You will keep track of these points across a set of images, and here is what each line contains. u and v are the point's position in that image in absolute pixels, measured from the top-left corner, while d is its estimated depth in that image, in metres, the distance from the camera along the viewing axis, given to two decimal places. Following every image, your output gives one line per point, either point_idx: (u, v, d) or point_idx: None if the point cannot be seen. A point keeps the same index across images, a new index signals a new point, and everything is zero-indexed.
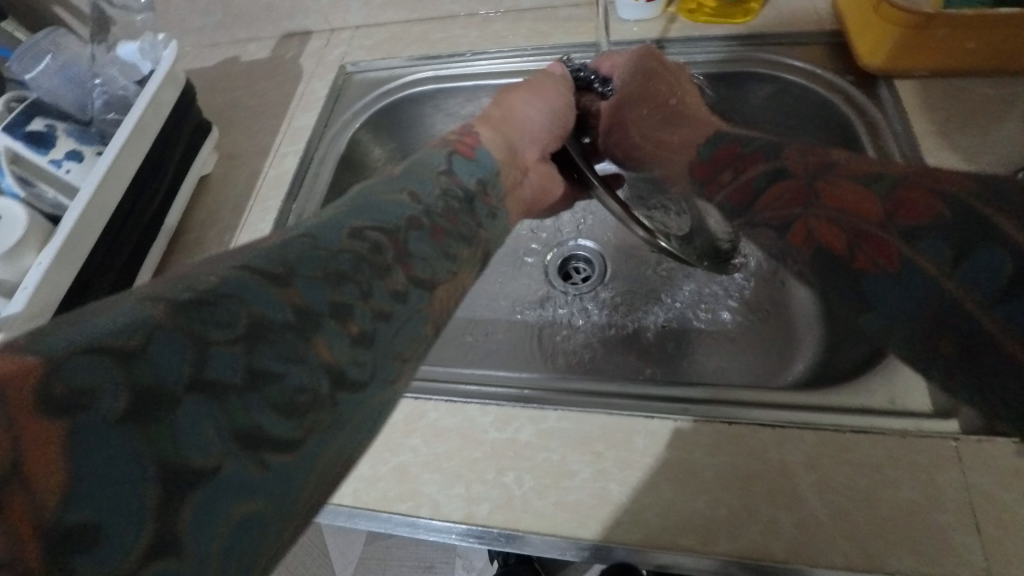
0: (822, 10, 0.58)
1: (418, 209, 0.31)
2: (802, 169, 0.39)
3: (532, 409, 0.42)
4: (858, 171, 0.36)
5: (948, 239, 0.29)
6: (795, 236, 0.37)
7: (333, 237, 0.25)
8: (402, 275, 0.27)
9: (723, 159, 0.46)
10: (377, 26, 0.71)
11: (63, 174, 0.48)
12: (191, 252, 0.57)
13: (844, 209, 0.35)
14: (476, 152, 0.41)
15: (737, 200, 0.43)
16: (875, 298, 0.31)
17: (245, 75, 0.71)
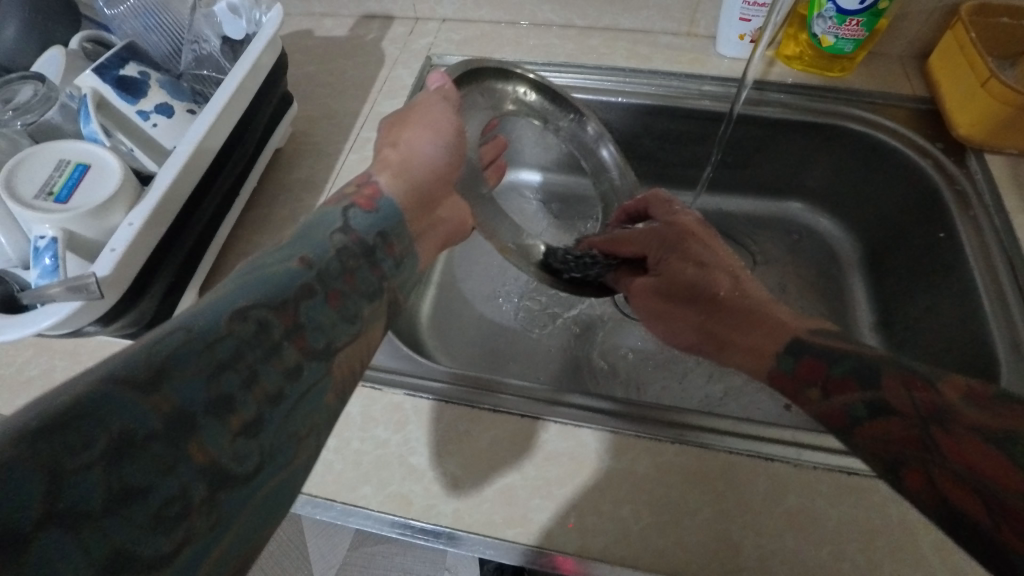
0: (915, 77, 0.61)
1: (311, 274, 0.30)
2: (911, 405, 0.32)
3: (649, 440, 0.40)
4: (981, 422, 0.30)
5: (1005, 444, 0.28)
6: (862, 436, 0.33)
7: (210, 322, 0.24)
8: (292, 352, 0.27)
9: (808, 379, 0.38)
10: (467, 22, 0.69)
11: (150, 127, 0.43)
12: (260, 229, 0.53)
13: (978, 471, 0.28)
14: (377, 203, 0.39)
15: (829, 422, 0.35)
16: (910, 497, 0.31)
17: (322, 52, 0.68)
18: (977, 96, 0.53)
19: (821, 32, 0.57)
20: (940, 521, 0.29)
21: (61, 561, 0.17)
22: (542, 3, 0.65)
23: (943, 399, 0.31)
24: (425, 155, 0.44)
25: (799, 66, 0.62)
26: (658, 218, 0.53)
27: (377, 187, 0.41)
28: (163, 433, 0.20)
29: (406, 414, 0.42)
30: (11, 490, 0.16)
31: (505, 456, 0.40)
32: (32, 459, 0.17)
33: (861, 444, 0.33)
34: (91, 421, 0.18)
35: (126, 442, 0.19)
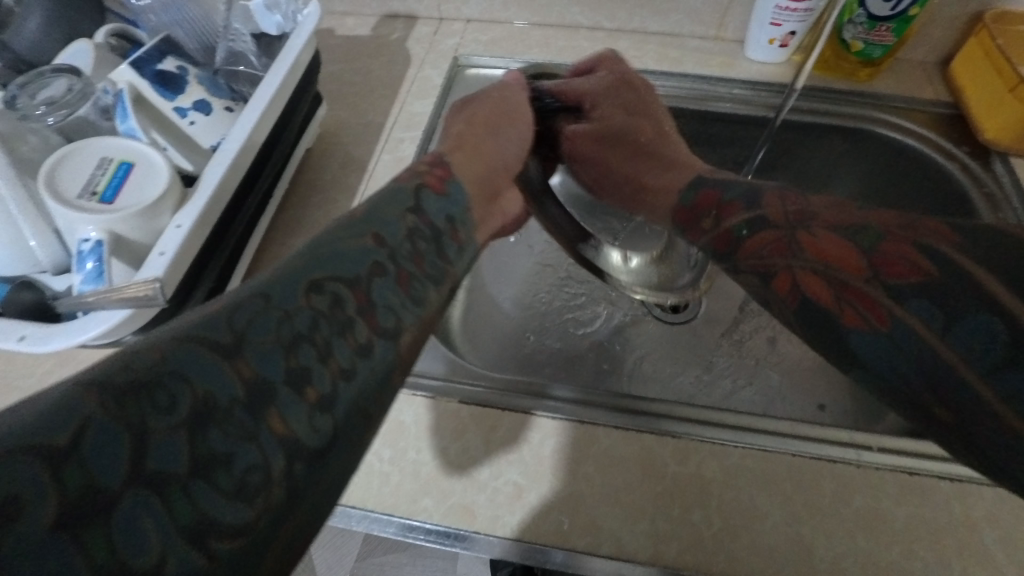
0: (938, 82, 0.62)
1: (382, 253, 0.31)
2: (781, 217, 0.36)
3: (712, 444, 0.40)
4: (835, 221, 0.34)
5: (936, 301, 0.27)
6: (811, 289, 0.33)
7: (288, 296, 0.26)
8: (365, 329, 0.27)
9: (703, 206, 0.42)
10: (493, 22, 0.68)
11: (187, 125, 0.42)
12: (293, 231, 0.51)
13: (830, 263, 0.32)
14: (446, 186, 0.40)
15: (719, 245, 0.39)
16: (860, 348, 0.29)
17: (346, 51, 0.67)
18: (1005, 102, 0.54)
19: (851, 37, 0.59)
20: (801, 320, 0.33)
21: (142, 531, 0.18)
22: (571, 5, 0.65)
23: (914, 232, 0.30)
24: (505, 148, 0.50)
25: (825, 71, 0.63)
26: (592, 121, 0.55)
27: (447, 169, 0.42)
28: (133, 449, 0.19)
29: (463, 421, 0.41)
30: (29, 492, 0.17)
31: (569, 463, 0.39)
32: (116, 418, 0.19)
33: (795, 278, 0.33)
34: (87, 443, 0.19)
35: (89, 484, 0.18)
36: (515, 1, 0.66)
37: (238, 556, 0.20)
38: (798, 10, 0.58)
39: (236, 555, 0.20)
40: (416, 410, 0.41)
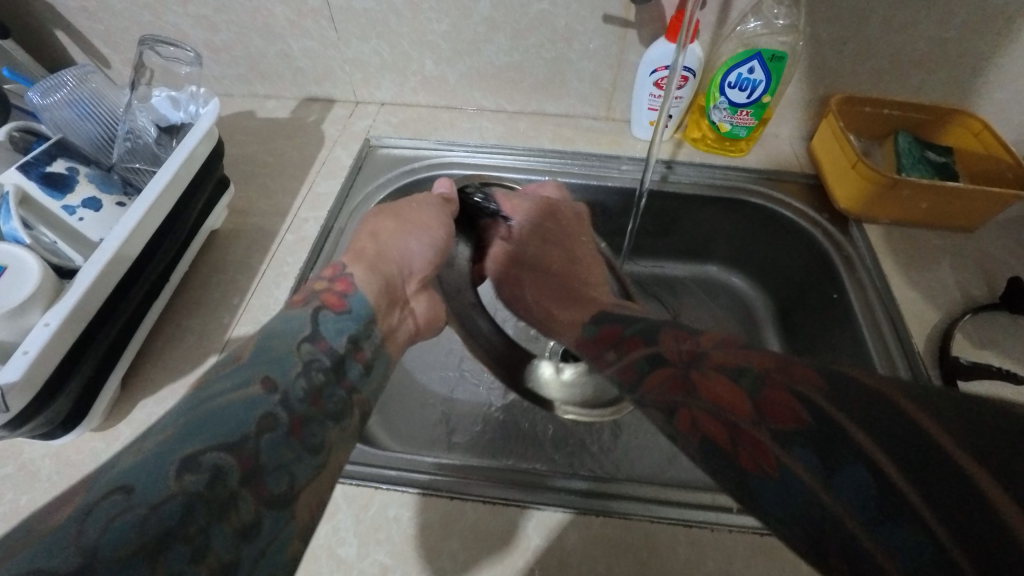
0: (802, 156, 0.69)
1: (273, 399, 0.33)
2: (677, 357, 0.37)
3: (575, 515, 0.41)
4: (726, 362, 0.34)
5: (816, 448, 0.26)
6: (649, 385, 0.36)
7: (242, 418, 0.31)
8: (293, 453, 0.32)
9: (607, 339, 0.45)
10: (405, 105, 0.74)
11: (75, 221, 0.44)
12: (190, 312, 0.53)
13: (721, 402, 0.32)
14: (347, 302, 0.44)
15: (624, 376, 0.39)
16: (755, 498, 0.27)
17: (263, 132, 0.70)
18: (848, 174, 0.61)
19: (719, 119, 0.65)
20: (695, 448, 0.32)
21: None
22: (474, 90, 0.71)
23: (791, 371, 0.31)
24: (413, 252, 0.54)
25: (703, 147, 0.70)
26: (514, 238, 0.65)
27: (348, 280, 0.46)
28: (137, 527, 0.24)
29: (335, 502, 0.42)
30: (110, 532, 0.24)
31: (436, 541, 0.40)
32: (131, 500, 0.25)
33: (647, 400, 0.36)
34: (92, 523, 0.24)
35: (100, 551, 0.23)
36: (423, 87, 0.71)
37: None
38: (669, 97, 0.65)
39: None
40: None
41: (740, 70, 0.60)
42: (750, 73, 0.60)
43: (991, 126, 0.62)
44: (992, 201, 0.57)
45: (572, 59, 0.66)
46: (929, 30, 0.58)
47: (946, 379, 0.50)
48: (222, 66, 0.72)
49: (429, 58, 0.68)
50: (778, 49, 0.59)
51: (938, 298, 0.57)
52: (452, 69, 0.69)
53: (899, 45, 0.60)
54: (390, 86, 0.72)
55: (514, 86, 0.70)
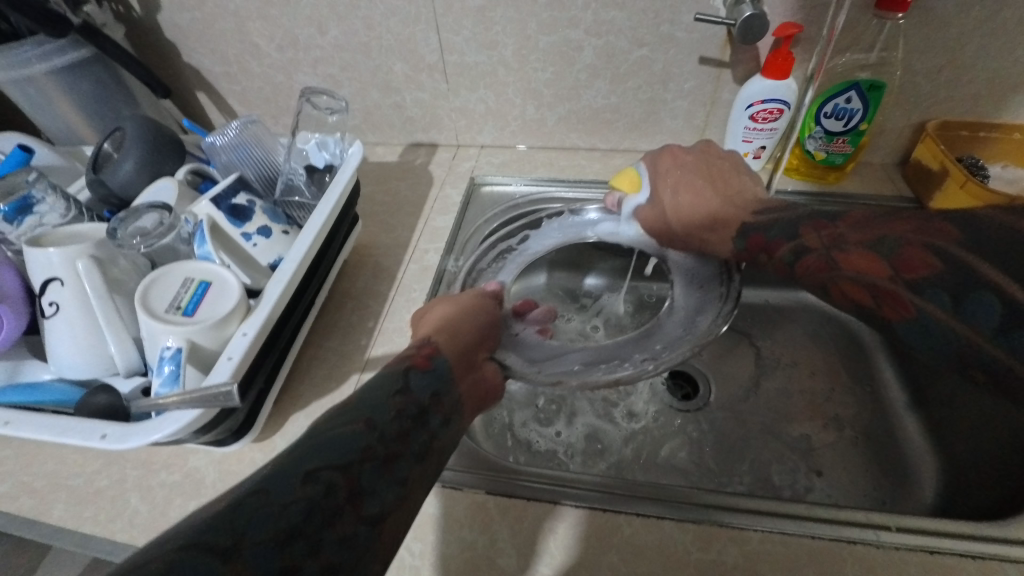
0: (900, 182, 0.70)
1: (371, 436, 0.32)
2: (817, 242, 0.46)
3: (731, 528, 0.41)
4: (865, 239, 0.42)
5: (946, 289, 0.35)
6: (821, 277, 0.45)
7: (286, 488, 0.27)
8: (352, 517, 0.28)
9: (813, 273, 0.45)
10: (503, 147, 0.79)
11: (251, 247, 0.49)
12: (330, 335, 0.57)
13: (862, 271, 0.41)
14: (433, 362, 0.42)
15: (783, 274, 0.49)
16: (906, 336, 0.38)
17: (376, 175, 0.77)
18: (957, 196, 0.61)
19: (814, 148, 0.68)
20: (858, 315, 0.42)
21: None
22: (571, 132, 0.76)
23: (891, 295, 0.39)
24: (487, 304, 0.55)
25: (795, 176, 0.72)
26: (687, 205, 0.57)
27: (434, 347, 0.44)
28: None
29: (490, 512, 0.43)
30: None
31: (594, 554, 0.40)
32: None
33: (810, 285, 0.46)
34: None
35: None
36: (522, 130, 0.77)
37: None
38: (764, 130, 0.68)
39: None
40: (443, 503, 0.44)
41: (837, 101, 0.63)
42: (847, 103, 0.63)
43: None
44: None
45: (667, 99, 0.70)
46: None
47: None
48: None
49: (530, 104, 0.74)
50: (875, 80, 0.62)
51: None
52: (552, 112, 0.74)
53: (997, 69, 0.62)
54: (491, 131, 0.78)
55: (609, 127, 0.75)
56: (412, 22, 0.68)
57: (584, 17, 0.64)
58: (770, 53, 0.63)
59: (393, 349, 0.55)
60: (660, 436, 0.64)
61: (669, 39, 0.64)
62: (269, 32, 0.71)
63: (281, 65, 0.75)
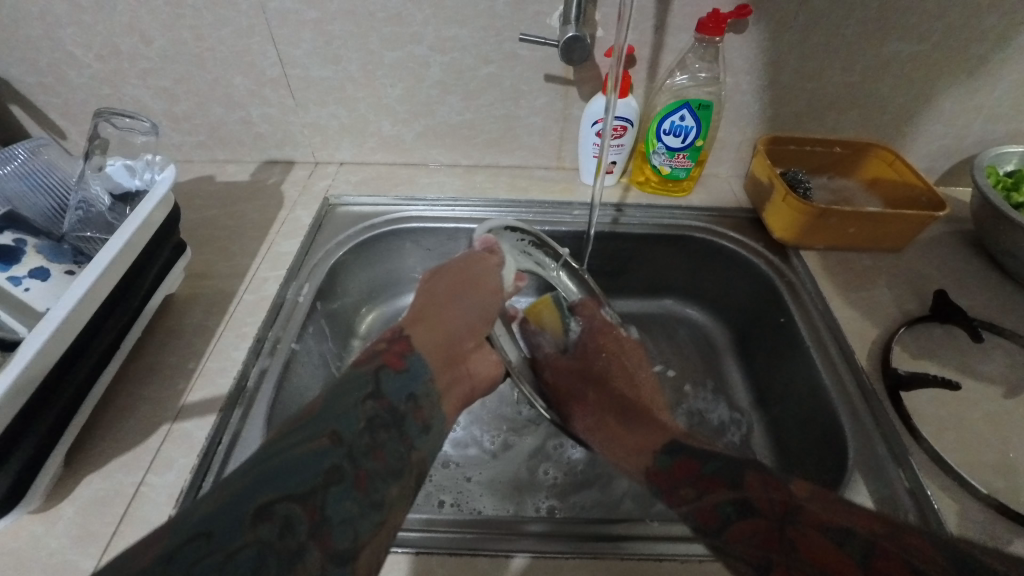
0: (741, 194, 0.75)
1: (338, 454, 0.33)
2: (769, 509, 0.35)
3: (546, 560, 0.41)
4: (820, 517, 0.34)
5: None
6: (732, 537, 0.36)
7: (232, 531, 0.27)
8: (315, 555, 0.28)
9: (682, 476, 0.42)
10: (364, 164, 0.77)
11: (21, 291, 0.44)
12: (144, 381, 0.52)
13: (826, 569, 0.31)
14: (406, 362, 0.43)
15: (702, 520, 0.38)
16: None
17: (222, 196, 0.72)
18: (781, 208, 0.66)
19: (659, 163, 0.70)
20: None
21: None
22: (431, 148, 0.75)
23: (900, 541, 0.31)
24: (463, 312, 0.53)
25: (647, 190, 0.75)
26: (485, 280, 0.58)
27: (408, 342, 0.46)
28: None
29: None
30: None
31: None
32: None
33: (736, 550, 0.35)
34: None
35: None
36: (381, 147, 0.75)
37: None
38: (612, 146, 0.69)
39: None
40: None
41: (672, 118, 0.65)
42: (682, 120, 0.65)
43: (902, 157, 0.70)
44: (915, 222, 0.63)
45: (522, 116, 0.70)
46: (834, 76, 0.66)
47: (890, 393, 0.53)
48: (180, 134, 0.73)
49: (385, 120, 0.71)
50: (705, 100, 0.65)
51: (877, 315, 0.61)
52: (409, 128, 0.72)
53: (812, 90, 0.67)
54: (349, 147, 0.75)
55: (469, 143, 0.74)
56: (245, 34, 0.63)
57: (426, 33, 0.62)
58: (609, 72, 0.64)
59: (213, 392, 0.51)
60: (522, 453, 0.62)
61: (514, 57, 0.64)
62: (81, 40, 0.64)
63: (103, 77, 0.67)
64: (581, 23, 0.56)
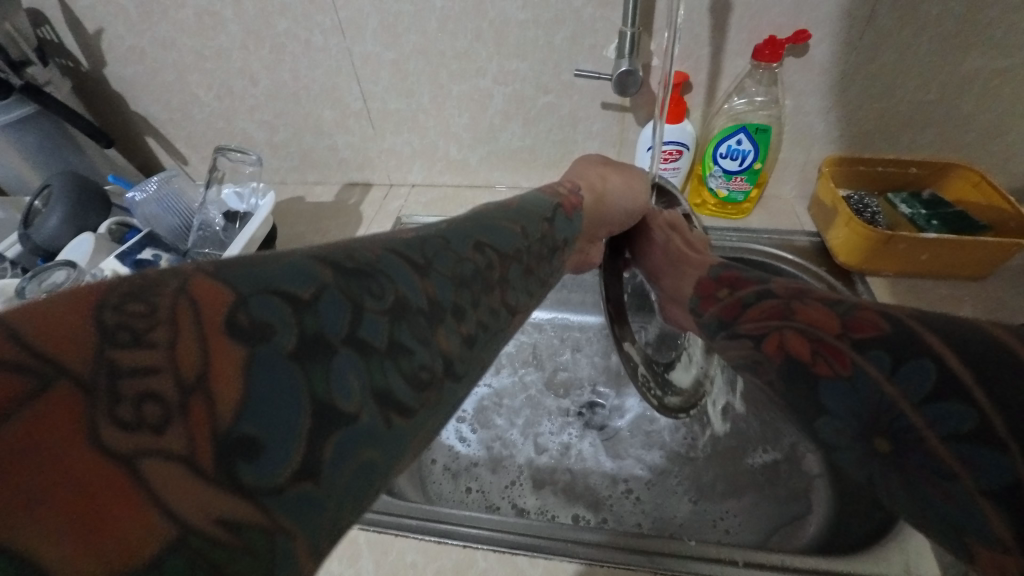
0: (803, 216, 0.73)
1: (520, 242, 0.35)
2: (783, 292, 0.44)
3: (577, 563, 0.44)
4: (827, 297, 0.41)
5: (895, 358, 0.34)
6: (789, 346, 0.40)
7: (461, 245, 0.30)
8: (497, 299, 0.31)
9: (724, 280, 0.51)
10: (432, 185, 0.83)
11: None
12: None
13: (812, 324, 0.39)
14: (575, 214, 0.46)
15: (727, 314, 0.48)
16: (828, 392, 0.36)
17: (311, 214, 0.81)
18: (846, 232, 0.64)
19: (716, 186, 0.71)
20: (784, 375, 0.40)
21: (295, 392, 0.19)
22: (494, 170, 0.80)
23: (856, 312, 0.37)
24: (618, 206, 0.56)
25: (703, 211, 0.75)
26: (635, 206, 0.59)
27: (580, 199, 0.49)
28: (313, 376, 0.20)
29: (358, 547, 0.46)
30: (244, 326, 0.19)
31: None
32: (298, 360, 0.20)
33: (747, 330, 0.44)
34: (242, 360, 0.18)
35: (320, 331, 0.21)
36: (448, 170, 0.81)
37: (405, 430, 0.22)
38: (669, 170, 0.70)
39: (405, 429, 0.22)
40: None
41: (729, 142, 0.66)
42: (739, 144, 0.65)
43: (989, 178, 0.65)
44: (999, 253, 0.59)
45: (578, 140, 0.74)
46: (909, 95, 0.63)
47: None
48: (279, 159, 0.84)
49: (452, 146, 0.78)
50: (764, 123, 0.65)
51: None
52: (473, 152, 0.78)
53: (883, 109, 0.65)
54: (420, 170, 0.82)
55: (528, 166, 0.78)
56: (334, 73, 0.72)
57: (490, 67, 0.68)
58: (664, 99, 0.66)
59: None
60: (556, 466, 0.70)
61: (571, 86, 0.68)
62: (205, 83, 0.76)
63: (219, 112, 0.79)
64: (634, 56, 0.59)
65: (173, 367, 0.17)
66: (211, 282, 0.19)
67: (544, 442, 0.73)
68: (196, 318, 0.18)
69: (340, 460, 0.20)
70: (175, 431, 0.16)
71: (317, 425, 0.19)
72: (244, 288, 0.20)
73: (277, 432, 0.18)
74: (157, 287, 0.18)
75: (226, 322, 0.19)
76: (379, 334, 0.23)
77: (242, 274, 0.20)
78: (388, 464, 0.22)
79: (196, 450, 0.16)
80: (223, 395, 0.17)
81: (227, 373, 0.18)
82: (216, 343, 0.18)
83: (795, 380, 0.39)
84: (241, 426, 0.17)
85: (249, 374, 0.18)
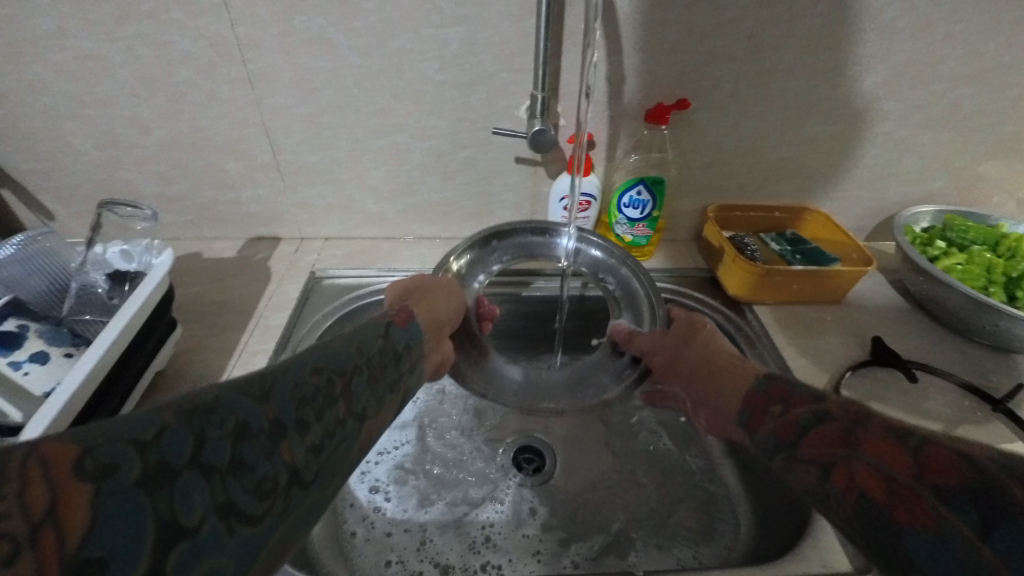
0: (696, 256, 0.83)
1: (360, 357, 0.35)
2: (842, 412, 0.35)
3: None
4: (895, 421, 0.32)
5: (979, 509, 0.26)
6: (837, 477, 0.32)
7: (300, 370, 0.30)
8: (345, 410, 0.31)
9: (773, 397, 0.41)
10: (348, 239, 0.81)
11: (21, 374, 0.46)
12: None
13: (882, 458, 0.30)
14: (409, 324, 0.45)
15: (782, 435, 0.38)
16: (911, 553, 0.27)
17: (210, 272, 0.75)
18: (733, 268, 0.73)
19: (621, 233, 0.77)
20: (856, 519, 0.31)
21: (133, 520, 0.20)
22: (413, 222, 0.80)
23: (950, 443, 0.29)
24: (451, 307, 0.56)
25: None
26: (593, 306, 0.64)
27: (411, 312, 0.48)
28: (155, 504, 0.21)
29: None
30: (85, 464, 0.20)
31: None
32: (141, 487, 0.21)
33: (806, 453, 0.35)
34: (84, 494, 0.20)
35: (162, 460, 0.22)
36: (365, 223, 0.80)
37: (251, 538, 0.23)
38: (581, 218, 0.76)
39: (250, 536, 0.23)
40: None
41: (631, 193, 0.73)
42: (639, 194, 0.73)
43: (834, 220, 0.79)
44: (850, 278, 0.71)
45: (495, 193, 0.77)
46: (768, 153, 0.75)
47: None
48: (172, 214, 0.77)
49: (369, 199, 0.77)
50: (659, 176, 0.73)
51: (825, 362, 0.66)
52: (391, 205, 0.78)
53: (749, 164, 0.76)
54: (335, 224, 0.80)
55: (447, 218, 0.80)
56: (241, 125, 0.69)
57: (408, 123, 0.70)
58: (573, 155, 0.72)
59: None
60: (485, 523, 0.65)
61: (487, 143, 0.72)
62: (84, 132, 0.68)
63: (100, 163, 0.72)
64: (546, 115, 0.64)
65: (21, 505, 0.18)
66: (60, 440, 0.20)
67: (469, 503, 0.67)
68: (45, 462, 0.20)
69: (193, 569, 0.21)
70: (32, 556, 0.18)
71: (162, 538, 0.20)
72: (88, 440, 0.21)
73: (125, 550, 0.19)
74: (9, 453, 0.20)
75: (72, 467, 0.20)
76: (223, 456, 0.24)
77: (83, 429, 0.21)
78: (241, 571, 0.23)
79: (48, 569, 0.18)
80: (71, 526, 0.19)
81: (73, 505, 0.19)
82: (65, 483, 0.19)
83: (863, 523, 0.30)
84: (89, 552, 0.18)
85: (94, 508, 0.19)
